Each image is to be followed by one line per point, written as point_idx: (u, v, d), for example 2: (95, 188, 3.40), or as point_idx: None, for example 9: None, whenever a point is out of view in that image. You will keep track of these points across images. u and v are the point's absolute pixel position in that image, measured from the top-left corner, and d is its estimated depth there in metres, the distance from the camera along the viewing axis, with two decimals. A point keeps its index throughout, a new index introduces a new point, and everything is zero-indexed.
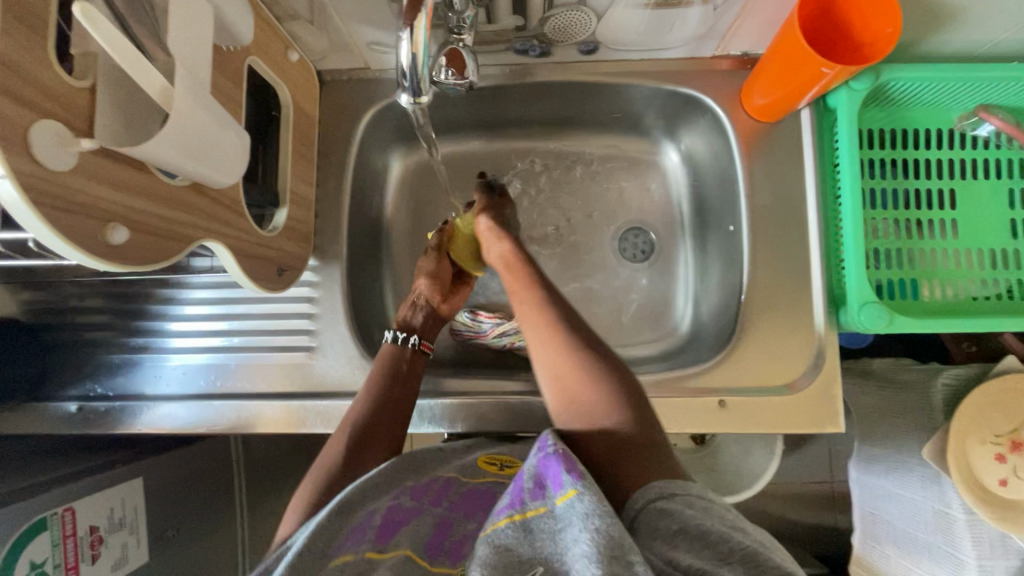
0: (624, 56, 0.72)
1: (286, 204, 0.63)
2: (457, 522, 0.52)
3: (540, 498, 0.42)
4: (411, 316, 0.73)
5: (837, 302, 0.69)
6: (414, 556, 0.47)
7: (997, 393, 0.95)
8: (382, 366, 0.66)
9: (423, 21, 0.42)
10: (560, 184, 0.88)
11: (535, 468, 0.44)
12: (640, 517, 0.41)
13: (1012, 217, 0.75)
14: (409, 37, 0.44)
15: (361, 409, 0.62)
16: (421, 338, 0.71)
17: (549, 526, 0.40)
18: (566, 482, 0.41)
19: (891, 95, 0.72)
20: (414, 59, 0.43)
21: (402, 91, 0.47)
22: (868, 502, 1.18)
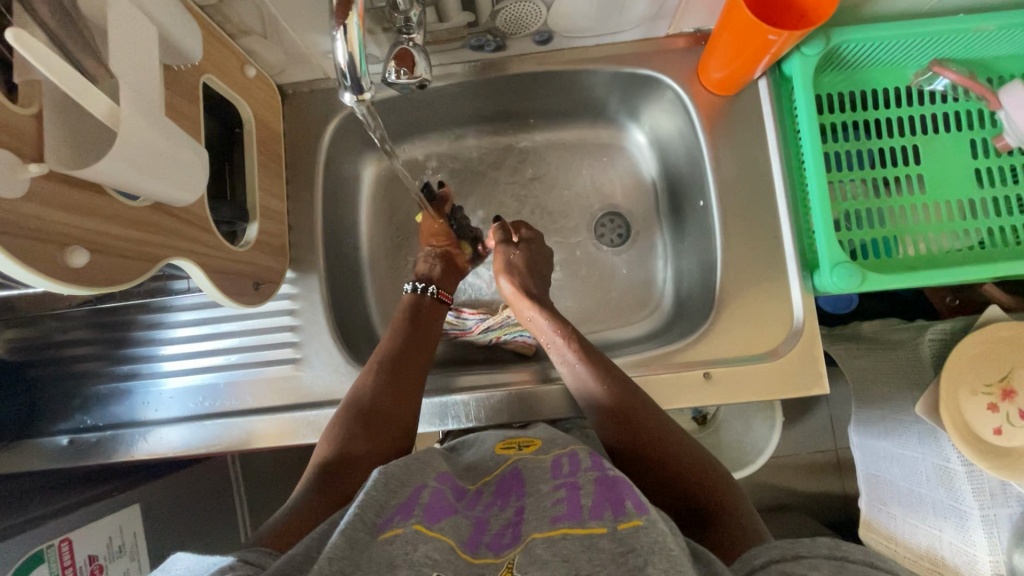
0: (579, 43, 0.72)
1: (256, 219, 0.64)
2: (492, 519, 0.46)
3: (601, 519, 0.41)
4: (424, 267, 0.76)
5: (810, 266, 0.70)
6: (457, 550, 0.40)
7: (984, 344, 0.97)
8: (403, 314, 0.70)
9: (356, 19, 0.42)
10: (533, 176, 0.88)
11: (598, 488, 0.44)
12: (756, 574, 0.40)
13: (976, 166, 0.76)
14: (342, 35, 0.42)
15: (386, 352, 0.65)
16: (439, 287, 0.73)
17: (609, 549, 0.38)
18: (630, 511, 0.41)
19: (845, 58, 0.73)
20: (350, 57, 0.42)
21: (345, 90, 0.46)
22: (872, 466, 1.20)
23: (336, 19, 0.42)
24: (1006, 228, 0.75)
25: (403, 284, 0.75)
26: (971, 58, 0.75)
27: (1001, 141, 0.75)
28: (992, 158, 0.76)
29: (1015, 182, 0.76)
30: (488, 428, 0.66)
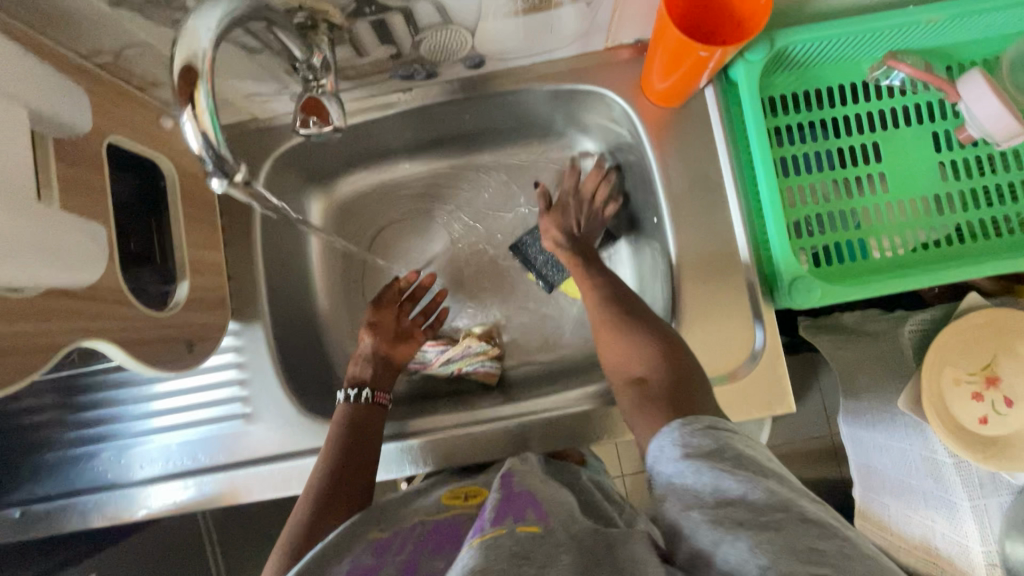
0: (515, 63, 0.69)
1: (187, 277, 0.61)
2: (422, 561, 0.47)
3: (501, 522, 0.42)
4: (359, 371, 0.72)
5: (769, 280, 0.67)
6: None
7: (968, 333, 0.94)
8: (338, 426, 0.64)
9: (203, 92, 0.38)
10: (487, 198, 0.86)
11: (503, 500, 0.46)
12: (667, 487, 0.45)
13: (939, 160, 0.73)
14: (190, 118, 0.39)
15: (321, 476, 0.60)
16: (376, 389, 0.68)
17: (510, 551, 0.39)
18: (529, 517, 0.43)
19: (794, 58, 0.69)
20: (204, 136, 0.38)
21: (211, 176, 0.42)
22: (862, 456, 1.18)
23: (179, 95, 0.38)
24: (973, 222, 0.72)
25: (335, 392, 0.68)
26: (928, 47, 0.71)
27: (963, 133, 0.72)
28: (955, 151, 0.73)
29: (981, 173, 0.73)
30: (441, 474, 0.67)
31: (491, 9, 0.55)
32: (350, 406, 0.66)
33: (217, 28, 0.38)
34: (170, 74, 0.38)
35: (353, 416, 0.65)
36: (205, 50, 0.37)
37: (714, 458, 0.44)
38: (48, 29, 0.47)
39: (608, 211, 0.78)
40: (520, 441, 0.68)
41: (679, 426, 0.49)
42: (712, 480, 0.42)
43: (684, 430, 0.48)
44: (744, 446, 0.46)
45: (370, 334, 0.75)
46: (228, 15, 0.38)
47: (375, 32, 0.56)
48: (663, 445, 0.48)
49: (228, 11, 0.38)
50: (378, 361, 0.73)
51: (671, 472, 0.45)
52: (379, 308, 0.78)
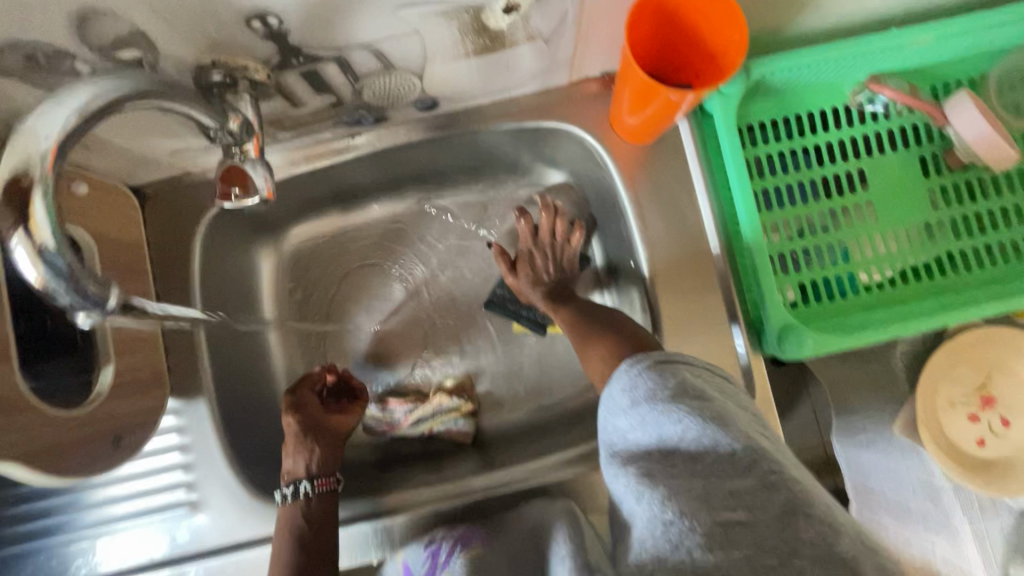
0: (472, 102, 0.63)
1: (112, 358, 0.54)
2: None
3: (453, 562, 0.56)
4: (297, 465, 0.64)
5: (757, 328, 0.62)
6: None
7: (960, 354, 0.91)
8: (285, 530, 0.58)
9: (40, 206, 0.31)
10: (453, 240, 0.80)
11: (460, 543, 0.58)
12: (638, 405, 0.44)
13: (929, 186, 0.69)
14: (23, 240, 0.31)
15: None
16: (315, 478, 0.62)
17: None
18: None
19: (773, 86, 0.65)
20: (42, 254, 0.32)
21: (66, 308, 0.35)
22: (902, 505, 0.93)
23: (3, 214, 0.31)
24: (967, 251, 0.68)
25: (272, 495, 0.62)
26: (913, 68, 0.67)
27: (952, 157, 0.67)
28: (945, 176, 0.69)
29: (973, 199, 0.69)
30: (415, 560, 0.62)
31: (438, 53, 0.50)
32: (294, 506, 0.59)
33: (63, 128, 0.31)
34: None
35: (299, 514, 0.59)
36: (43, 156, 0.30)
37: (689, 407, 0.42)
38: None
39: (575, 239, 0.72)
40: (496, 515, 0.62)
41: (637, 361, 0.46)
42: (673, 433, 0.41)
43: (637, 372, 0.45)
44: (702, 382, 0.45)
45: (295, 415, 0.67)
46: (80, 113, 0.31)
47: (308, 83, 0.50)
48: (617, 385, 0.46)
49: (93, 97, 0.32)
50: (317, 441, 0.66)
51: (626, 421, 0.44)
52: (298, 392, 0.69)
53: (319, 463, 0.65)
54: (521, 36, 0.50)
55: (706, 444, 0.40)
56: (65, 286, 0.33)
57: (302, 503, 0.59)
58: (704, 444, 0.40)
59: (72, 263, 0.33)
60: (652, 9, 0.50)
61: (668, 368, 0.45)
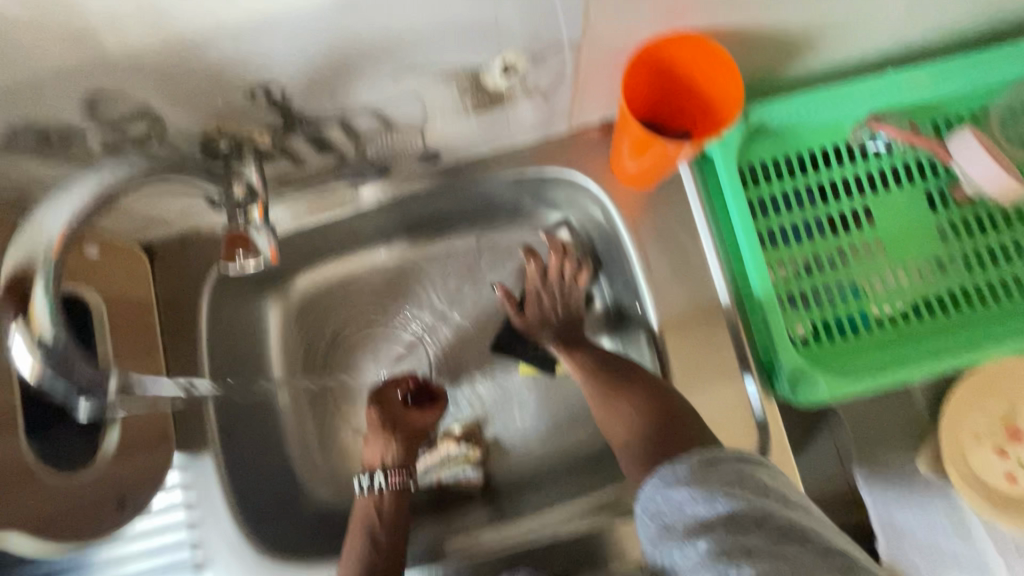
0: (474, 152, 0.64)
1: (117, 422, 0.55)
2: None
3: None
4: (380, 457, 0.70)
5: (769, 371, 0.61)
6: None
7: (989, 388, 0.87)
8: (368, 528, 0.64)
9: (41, 298, 0.33)
10: (459, 284, 0.80)
11: None
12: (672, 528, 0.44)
13: (938, 220, 0.68)
14: (22, 328, 0.34)
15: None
16: (388, 474, 0.67)
17: None
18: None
19: (772, 127, 0.65)
20: (36, 348, 0.34)
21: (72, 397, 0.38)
22: None
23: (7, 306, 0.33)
24: (984, 286, 0.67)
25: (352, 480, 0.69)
26: (912, 104, 0.67)
27: (960, 192, 0.67)
28: (954, 210, 0.68)
29: (986, 232, 0.67)
30: None
31: (438, 110, 0.50)
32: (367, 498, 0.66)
33: (69, 220, 0.33)
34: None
35: (371, 509, 0.66)
36: (48, 246, 0.33)
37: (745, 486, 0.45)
38: None
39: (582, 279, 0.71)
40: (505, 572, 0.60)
41: (677, 462, 0.48)
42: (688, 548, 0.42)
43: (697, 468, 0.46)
44: (730, 476, 0.46)
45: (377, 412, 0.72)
46: (81, 206, 0.34)
47: (311, 144, 0.51)
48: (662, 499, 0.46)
49: (91, 193, 0.34)
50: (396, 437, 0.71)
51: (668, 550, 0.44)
52: (380, 392, 0.74)
53: (393, 456, 0.70)
54: (519, 92, 0.51)
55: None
56: (65, 372, 0.36)
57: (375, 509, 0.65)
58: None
59: (68, 350, 0.35)
60: (649, 67, 0.51)
61: (711, 473, 0.46)
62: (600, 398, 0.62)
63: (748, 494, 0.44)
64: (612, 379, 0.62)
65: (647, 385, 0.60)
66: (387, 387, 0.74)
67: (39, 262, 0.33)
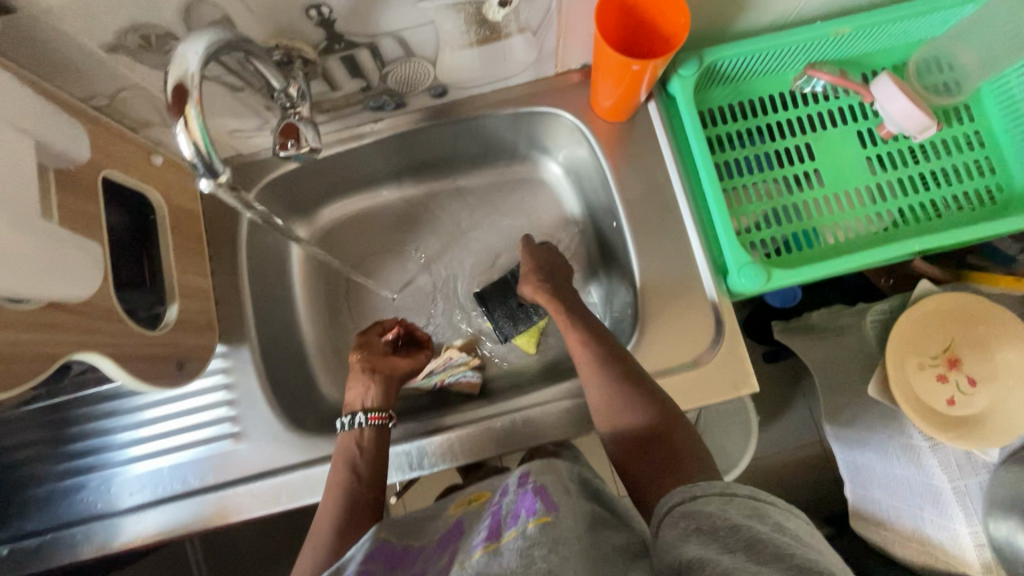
0: (475, 91, 0.76)
1: (176, 299, 0.65)
2: (432, 563, 0.53)
3: (512, 525, 0.48)
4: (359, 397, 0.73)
5: (723, 270, 0.72)
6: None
7: (924, 319, 0.97)
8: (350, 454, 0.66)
9: (194, 111, 0.42)
10: (461, 218, 0.92)
11: (515, 501, 0.51)
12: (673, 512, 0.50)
13: (867, 154, 0.81)
14: (183, 127, 0.42)
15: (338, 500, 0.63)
16: (369, 411, 0.69)
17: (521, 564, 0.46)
18: (540, 509, 0.49)
19: (725, 73, 0.78)
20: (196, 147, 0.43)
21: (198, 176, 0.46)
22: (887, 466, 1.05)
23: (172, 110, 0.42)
24: (905, 208, 0.79)
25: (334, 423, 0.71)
26: (842, 57, 0.80)
27: (884, 129, 0.79)
28: (879, 146, 0.81)
29: (907, 164, 0.80)
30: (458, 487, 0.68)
31: (448, 41, 0.62)
32: (350, 433, 0.68)
33: (203, 55, 0.42)
34: (163, 93, 0.42)
35: (353, 447, 0.67)
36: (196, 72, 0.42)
37: (758, 517, 0.47)
38: (48, 73, 0.52)
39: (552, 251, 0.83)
40: (499, 442, 0.70)
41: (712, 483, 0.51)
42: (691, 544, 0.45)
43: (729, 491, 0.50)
44: (745, 511, 0.48)
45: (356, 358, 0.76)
46: (209, 47, 0.42)
47: (345, 67, 0.62)
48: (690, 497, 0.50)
49: (216, 42, 0.43)
50: (376, 375, 0.74)
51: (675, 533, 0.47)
52: (365, 336, 0.80)
53: (374, 397, 0.73)
54: (513, 28, 0.63)
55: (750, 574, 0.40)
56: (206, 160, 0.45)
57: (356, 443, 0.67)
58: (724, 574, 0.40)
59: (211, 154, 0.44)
60: (615, 5, 0.63)
61: (728, 502, 0.49)
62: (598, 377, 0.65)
63: (757, 520, 0.46)
64: (612, 354, 0.66)
65: (651, 391, 0.63)
66: (371, 333, 0.80)
67: (199, 81, 0.42)
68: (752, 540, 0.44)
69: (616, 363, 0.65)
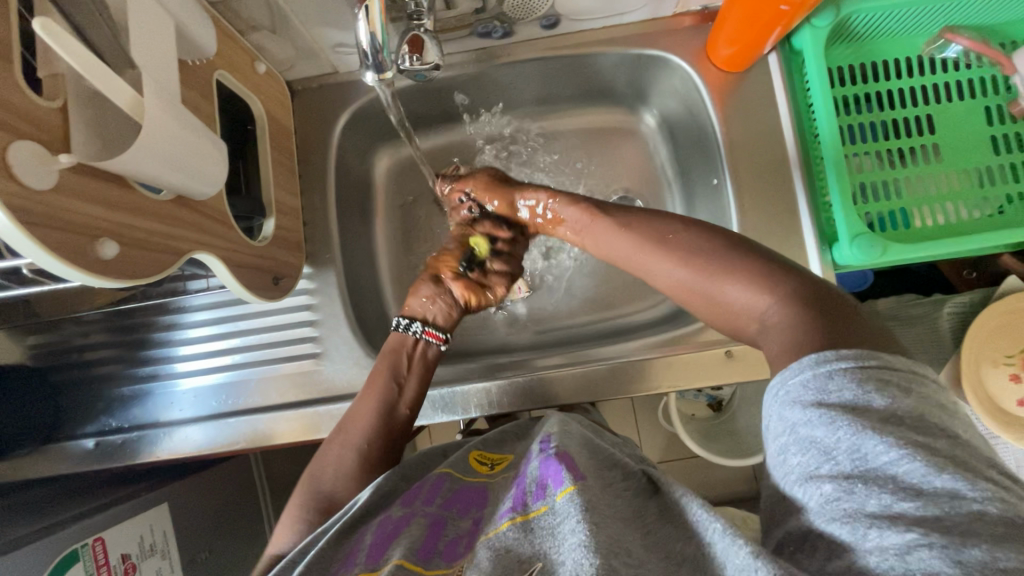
0: (585, 26, 0.72)
1: (273, 214, 0.64)
2: (448, 523, 0.48)
3: (540, 499, 0.43)
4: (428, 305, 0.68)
5: (829, 240, 0.69)
6: (407, 564, 0.41)
7: (1006, 317, 0.89)
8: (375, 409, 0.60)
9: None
10: (543, 164, 0.88)
11: (537, 471, 0.45)
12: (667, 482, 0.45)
13: (992, 133, 0.75)
14: (364, 15, 0.42)
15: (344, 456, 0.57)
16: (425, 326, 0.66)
17: (549, 525, 0.40)
18: (566, 479, 0.42)
19: (855, 28, 0.73)
20: (373, 37, 0.42)
21: (366, 72, 0.45)
22: None
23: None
24: None
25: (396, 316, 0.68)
26: (982, 23, 0.75)
27: (1016, 106, 0.74)
28: (1008, 125, 0.75)
29: None
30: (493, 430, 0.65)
31: None
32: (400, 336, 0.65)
33: None
34: None
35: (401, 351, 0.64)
36: None
37: (864, 411, 0.35)
38: None
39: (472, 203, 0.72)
40: (574, 390, 0.69)
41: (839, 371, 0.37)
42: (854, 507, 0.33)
43: (823, 367, 0.37)
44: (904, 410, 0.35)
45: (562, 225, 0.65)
46: None
47: None
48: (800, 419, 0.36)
49: None
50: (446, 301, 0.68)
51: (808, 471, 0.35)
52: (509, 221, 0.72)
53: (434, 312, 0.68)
54: None
55: (896, 531, 0.31)
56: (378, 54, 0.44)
57: (398, 389, 0.61)
58: (864, 530, 0.32)
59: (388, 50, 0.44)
60: None
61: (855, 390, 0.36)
62: (652, 255, 0.55)
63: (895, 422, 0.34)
64: (664, 237, 0.54)
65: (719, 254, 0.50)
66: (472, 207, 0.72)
67: None
68: (863, 454, 0.33)
69: (661, 241, 0.55)
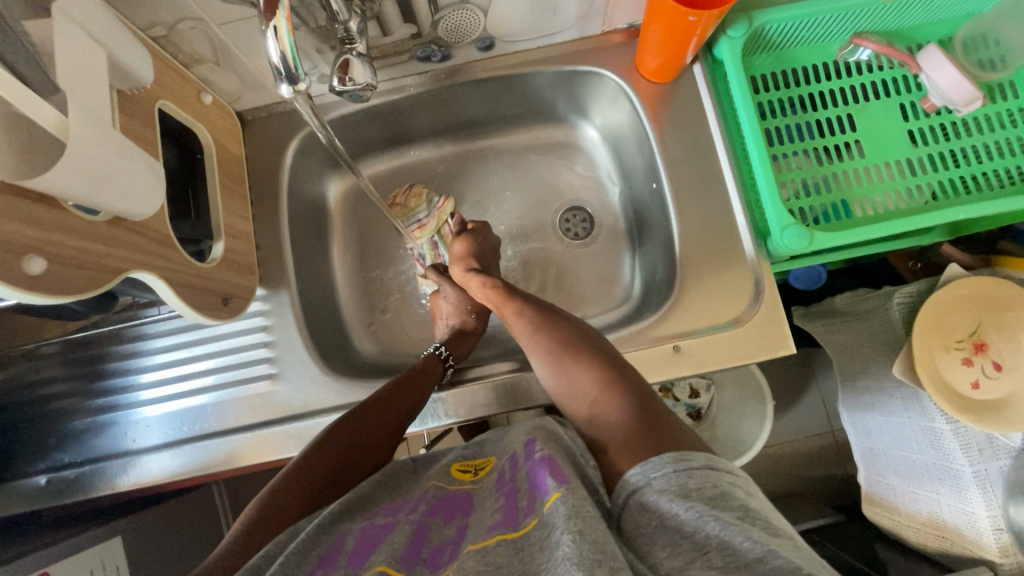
0: (520, 47, 0.77)
1: (221, 237, 0.65)
2: (432, 530, 0.47)
3: (531, 512, 0.42)
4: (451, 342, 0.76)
5: (763, 234, 0.72)
6: (389, 570, 0.41)
7: (950, 303, 0.91)
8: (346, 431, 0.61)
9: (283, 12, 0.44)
10: (496, 181, 0.92)
11: (529, 480, 0.44)
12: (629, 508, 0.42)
13: (909, 128, 0.80)
14: (272, 33, 0.44)
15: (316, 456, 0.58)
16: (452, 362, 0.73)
17: (540, 539, 0.39)
18: (552, 485, 0.41)
19: (770, 38, 0.78)
20: (281, 53, 0.44)
21: (282, 84, 0.47)
22: (902, 447, 1.02)
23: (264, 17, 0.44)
24: (947, 182, 0.78)
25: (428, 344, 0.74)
26: (887, 29, 0.80)
27: (927, 103, 0.79)
28: (922, 120, 0.80)
29: (948, 138, 0.80)
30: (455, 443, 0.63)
31: None
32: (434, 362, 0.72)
33: None
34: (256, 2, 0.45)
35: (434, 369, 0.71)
36: None
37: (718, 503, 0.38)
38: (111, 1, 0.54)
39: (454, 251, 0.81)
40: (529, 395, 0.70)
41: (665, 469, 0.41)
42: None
43: (678, 465, 0.41)
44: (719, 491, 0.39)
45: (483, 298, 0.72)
46: None
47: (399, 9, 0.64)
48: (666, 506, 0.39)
49: None
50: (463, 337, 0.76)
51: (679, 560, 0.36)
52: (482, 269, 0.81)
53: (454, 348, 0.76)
54: None
55: None
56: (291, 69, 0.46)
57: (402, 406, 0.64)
58: None
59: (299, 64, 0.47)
60: None
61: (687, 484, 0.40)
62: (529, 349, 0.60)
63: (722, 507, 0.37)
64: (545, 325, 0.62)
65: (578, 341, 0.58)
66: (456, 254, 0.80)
67: None
68: (732, 549, 0.34)
69: (544, 326, 0.61)
